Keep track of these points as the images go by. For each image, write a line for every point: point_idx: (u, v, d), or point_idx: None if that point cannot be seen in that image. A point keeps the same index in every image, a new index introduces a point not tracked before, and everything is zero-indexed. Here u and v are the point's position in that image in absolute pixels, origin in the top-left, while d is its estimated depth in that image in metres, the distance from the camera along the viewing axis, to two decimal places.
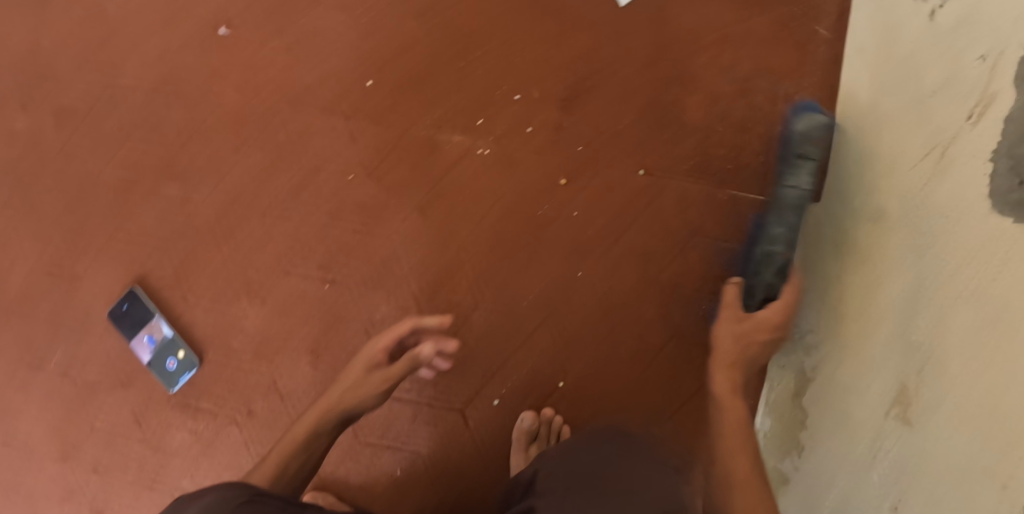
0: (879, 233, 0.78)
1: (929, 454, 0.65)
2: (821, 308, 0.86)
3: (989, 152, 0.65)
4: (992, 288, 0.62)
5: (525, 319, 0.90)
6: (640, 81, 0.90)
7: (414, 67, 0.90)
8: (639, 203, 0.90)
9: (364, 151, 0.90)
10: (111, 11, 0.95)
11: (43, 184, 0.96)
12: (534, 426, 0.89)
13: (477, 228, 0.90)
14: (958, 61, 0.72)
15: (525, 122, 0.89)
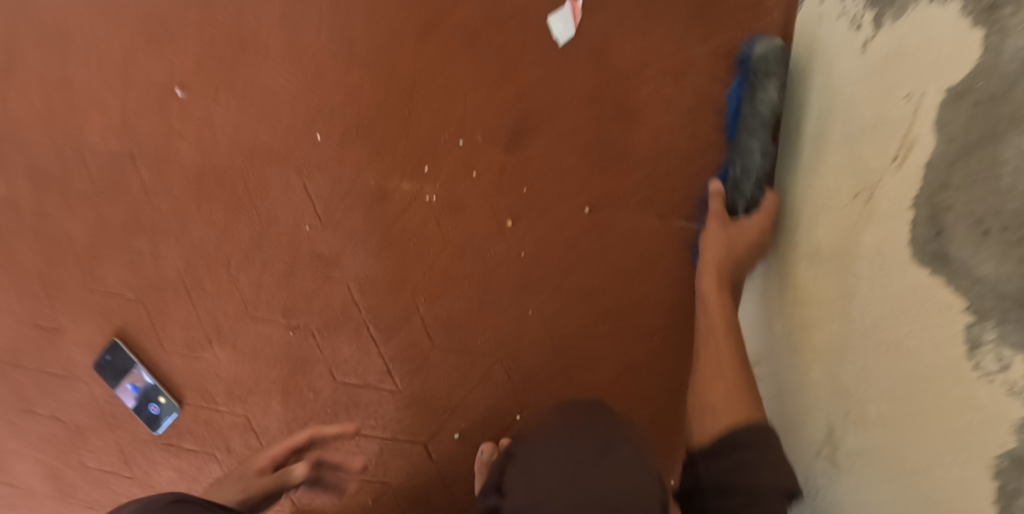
0: (815, 272, 0.80)
1: (856, 495, 0.69)
2: (773, 335, 0.89)
3: (907, 202, 0.66)
4: (905, 343, 0.64)
5: (480, 356, 0.93)
6: (581, 119, 0.91)
7: (361, 117, 0.93)
8: (587, 240, 0.91)
9: (317, 202, 0.93)
10: (74, 75, 0.99)
11: (25, 242, 1.02)
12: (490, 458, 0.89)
13: (428, 271, 0.93)
14: (886, 99, 0.71)
15: (471, 166, 0.92)
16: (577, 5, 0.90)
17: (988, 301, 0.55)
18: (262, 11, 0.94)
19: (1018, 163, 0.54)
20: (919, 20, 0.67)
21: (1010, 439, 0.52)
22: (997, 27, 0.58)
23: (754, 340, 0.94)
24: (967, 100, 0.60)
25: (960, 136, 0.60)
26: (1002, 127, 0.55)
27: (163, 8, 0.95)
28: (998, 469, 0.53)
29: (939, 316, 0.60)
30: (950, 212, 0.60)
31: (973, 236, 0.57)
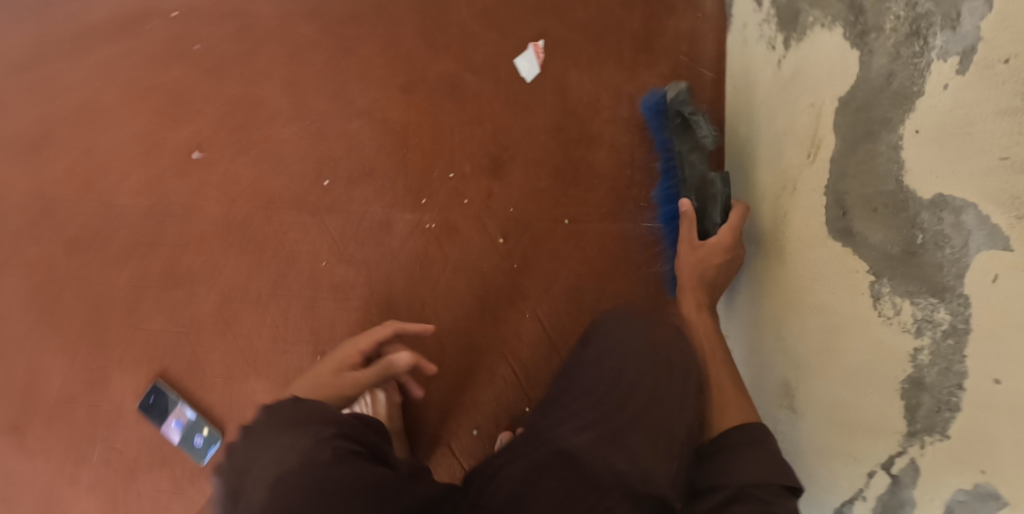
0: (762, 258, 0.97)
1: (808, 433, 0.86)
2: (737, 310, 1.05)
3: (819, 191, 0.83)
4: (830, 304, 0.81)
5: (487, 356, 1.05)
6: (552, 144, 1.07)
7: (365, 159, 1.06)
8: (568, 246, 1.06)
9: (332, 238, 1.06)
10: (99, 147, 1.11)
11: (65, 301, 1.11)
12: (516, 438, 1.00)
13: (433, 287, 1.05)
14: (795, 110, 0.89)
15: (461, 195, 1.06)
16: (539, 48, 1.07)
17: (881, 263, 0.73)
18: (267, 76, 1.08)
19: (890, 156, 0.71)
20: (813, 44, 0.85)
21: (908, 366, 0.69)
22: (866, 50, 0.75)
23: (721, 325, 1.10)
24: (852, 106, 0.77)
25: (849, 136, 0.77)
26: (877, 129, 0.73)
27: (179, 82, 1.10)
28: (902, 391, 0.70)
29: (850, 279, 0.78)
30: (849, 196, 0.77)
31: (867, 214, 0.75)
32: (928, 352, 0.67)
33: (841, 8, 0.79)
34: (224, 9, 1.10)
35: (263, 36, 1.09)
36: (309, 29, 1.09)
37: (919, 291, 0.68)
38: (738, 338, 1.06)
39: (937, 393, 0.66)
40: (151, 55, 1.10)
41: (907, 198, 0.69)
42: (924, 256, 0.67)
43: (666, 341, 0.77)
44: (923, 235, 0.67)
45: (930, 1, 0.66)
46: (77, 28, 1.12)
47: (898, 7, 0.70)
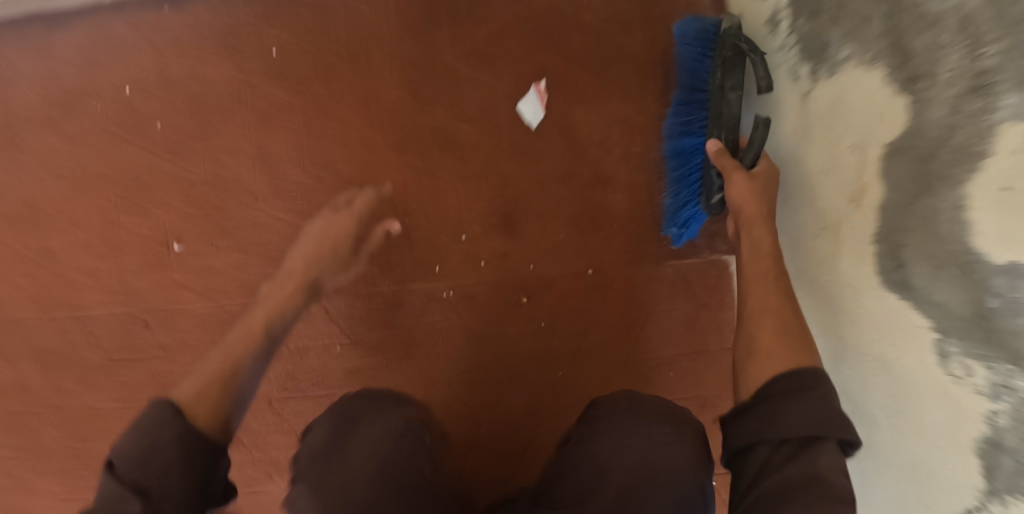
0: (808, 293, 0.95)
1: (877, 478, 0.86)
2: None
3: (868, 239, 0.80)
4: (890, 355, 0.79)
5: (521, 422, 1.01)
6: (567, 191, 1.00)
7: (365, 231, 0.98)
8: (594, 298, 1.01)
9: (341, 322, 0.99)
10: (56, 249, 0.98)
11: (46, 422, 1.00)
12: None
13: (457, 360, 1.00)
14: (833, 147, 0.85)
15: (476, 258, 0.99)
16: (540, 89, 0.98)
17: (949, 322, 0.70)
18: (237, 150, 0.97)
19: (954, 215, 0.68)
20: (849, 82, 0.81)
21: (985, 427, 0.68)
22: (918, 97, 0.71)
23: None
24: (906, 155, 0.73)
25: (903, 187, 0.74)
26: (935, 185, 0.70)
27: (137, 167, 0.97)
28: (979, 450, 0.69)
29: (911, 334, 0.75)
30: (906, 248, 0.74)
31: (930, 271, 0.71)
32: (1006, 417, 0.65)
33: (884, 46, 0.75)
34: (176, 77, 0.97)
35: (227, 104, 0.97)
36: (277, 91, 0.97)
37: (994, 356, 0.66)
38: None
39: (1019, 457, 0.64)
40: (99, 137, 0.98)
41: (976, 259, 0.66)
42: (996, 321, 0.64)
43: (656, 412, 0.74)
44: (997, 300, 0.64)
45: (995, 57, 0.62)
46: (4, 113, 0.98)
47: (958, 57, 0.66)
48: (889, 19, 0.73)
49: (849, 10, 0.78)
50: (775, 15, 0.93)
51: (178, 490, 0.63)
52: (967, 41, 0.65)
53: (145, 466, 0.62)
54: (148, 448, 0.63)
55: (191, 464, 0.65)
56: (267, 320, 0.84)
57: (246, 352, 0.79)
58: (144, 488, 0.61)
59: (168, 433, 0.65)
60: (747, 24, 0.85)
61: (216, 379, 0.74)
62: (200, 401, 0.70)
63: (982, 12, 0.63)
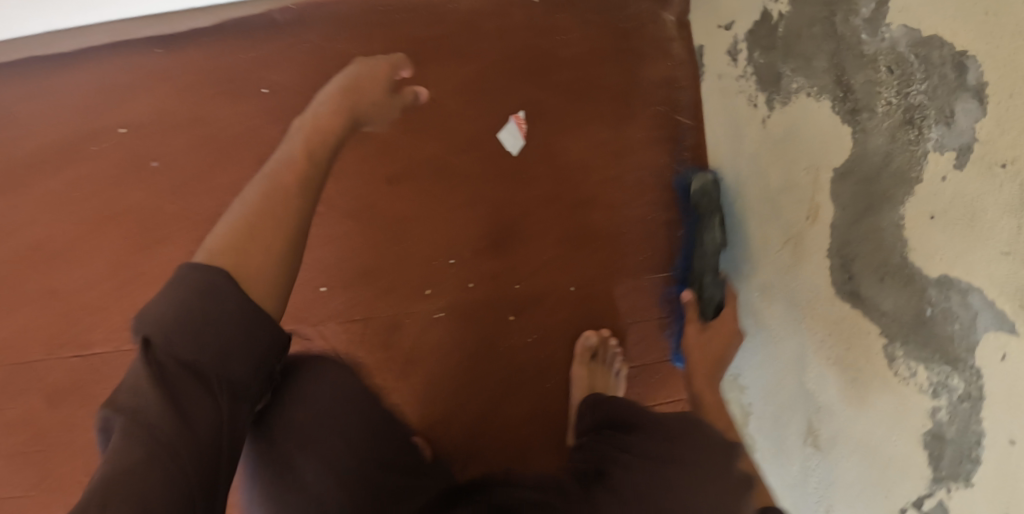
0: (767, 302, 1.00)
1: (835, 473, 0.91)
2: (745, 348, 1.07)
3: (824, 253, 0.88)
4: (846, 358, 0.87)
5: (513, 433, 1.06)
6: (550, 213, 1.07)
7: (363, 259, 1.04)
8: (577, 313, 1.07)
9: (340, 348, 1.03)
10: (65, 289, 1.02)
11: (55, 458, 1.02)
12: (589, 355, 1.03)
13: (451, 376, 1.06)
14: (789, 169, 0.92)
15: (465, 280, 1.05)
16: (520, 120, 1.06)
17: (893, 328, 0.79)
18: (238, 189, 1.02)
19: (894, 233, 0.77)
20: (800, 111, 0.88)
21: (928, 421, 0.76)
22: (860, 127, 0.79)
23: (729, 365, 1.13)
24: (851, 179, 0.82)
25: (851, 207, 0.82)
26: (878, 206, 0.78)
27: (140, 207, 1.02)
28: (925, 442, 0.77)
29: (863, 337, 0.84)
30: (856, 262, 0.82)
31: (876, 282, 0.80)
32: (946, 411, 0.74)
33: (828, 81, 0.83)
34: (176, 120, 1.02)
35: (227, 144, 1.02)
36: (275, 131, 1.02)
37: (932, 359, 0.74)
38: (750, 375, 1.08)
39: (958, 445, 0.73)
40: (104, 181, 1.02)
41: (913, 272, 0.75)
42: (935, 326, 0.73)
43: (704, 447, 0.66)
44: (932, 308, 0.73)
45: (922, 93, 0.71)
46: (8, 161, 1.02)
47: (889, 93, 0.75)
48: (833, 57, 0.82)
49: (798, 46, 0.87)
50: (734, 47, 0.99)
51: (242, 374, 0.57)
52: (896, 80, 0.74)
53: (208, 312, 0.56)
54: (202, 317, 0.55)
55: (259, 338, 0.58)
56: (315, 147, 0.73)
57: (300, 211, 0.65)
58: (202, 367, 0.55)
59: (231, 303, 0.57)
60: (708, 195, 1.04)
61: (278, 234, 0.62)
62: (233, 259, 0.59)
63: (909, 56, 0.72)
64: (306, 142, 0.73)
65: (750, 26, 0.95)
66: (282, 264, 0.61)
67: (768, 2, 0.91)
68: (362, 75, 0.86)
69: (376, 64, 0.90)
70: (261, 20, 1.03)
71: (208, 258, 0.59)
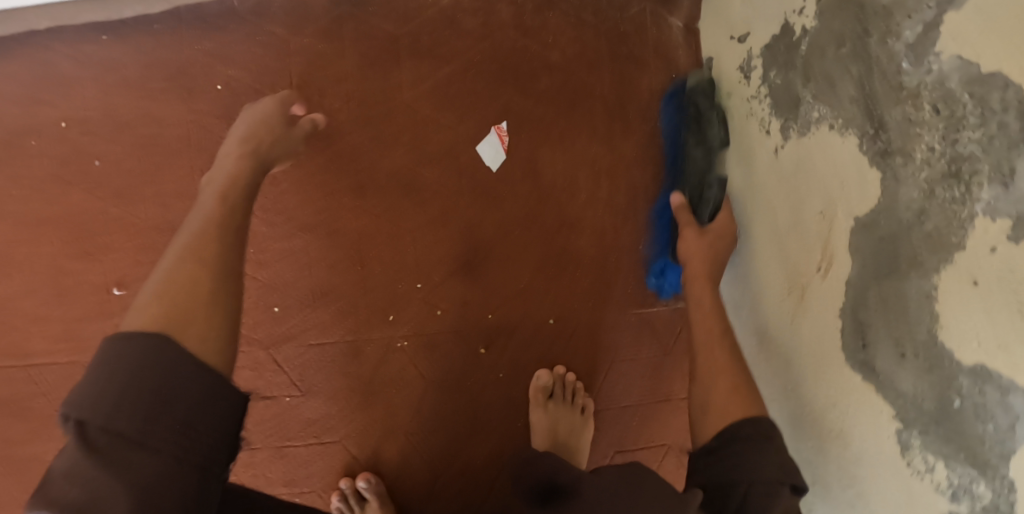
0: (769, 352, 0.89)
1: None
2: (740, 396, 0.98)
3: (833, 311, 0.76)
4: (850, 435, 0.75)
5: (480, 470, 0.98)
6: (530, 236, 0.97)
7: (321, 277, 0.94)
8: (555, 346, 0.98)
9: (294, 372, 0.95)
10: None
11: None
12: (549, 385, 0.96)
13: (414, 409, 0.97)
14: (801, 209, 0.80)
15: (434, 306, 0.96)
16: (502, 131, 0.96)
17: (912, 414, 0.67)
18: (187, 195, 0.93)
19: (921, 303, 0.65)
20: (818, 144, 0.76)
21: None
22: (889, 173, 0.67)
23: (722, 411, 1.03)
24: (873, 233, 0.70)
25: (870, 265, 0.70)
26: (904, 269, 0.66)
27: (81, 209, 0.94)
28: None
29: (871, 415, 0.72)
30: (871, 328, 0.71)
31: (893, 356, 0.68)
32: None
33: (856, 113, 0.71)
34: (122, 117, 0.93)
35: (176, 145, 0.93)
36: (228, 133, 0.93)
37: (954, 457, 0.63)
38: None
39: None
40: (43, 180, 0.93)
41: (941, 353, 0.63)
42: (961, 420, 0.62)
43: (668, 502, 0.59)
44: (961, 400, 0.61)
45: (976, 143, 0.58)
46: None
47: (932, 137, 0.62)
48: (862, 86, 0.69)
49: (821, 69, 0.74)
50: (747, 63, 0.87)
51: (203, 446, 0.55)
52: (943, 122, 0.61)
53: (157, 385, 0.53)
54: (158, 389, 0.53)
55: (216, 409, 0.56)
56: (234, 204, 0.71)
57: (223, 260, 0.64)
58: (155, 444, 0.52)
59: (181, 372, 0.55)
60: (699, 94, 0.93)
61: (208, 285, 0.61)
62: (176, 317, 0.57)
63: (961, 94, 0.59)
64: (217, 200, 0.71)
65: (768, 41, 0.83)
66: (223, 311, 0.61)
67: (790, 13, 0.79)
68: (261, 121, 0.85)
69: (264, 101, 0.88)
70: (219, 9, 0.94)
71: (150, 320, 0.57)
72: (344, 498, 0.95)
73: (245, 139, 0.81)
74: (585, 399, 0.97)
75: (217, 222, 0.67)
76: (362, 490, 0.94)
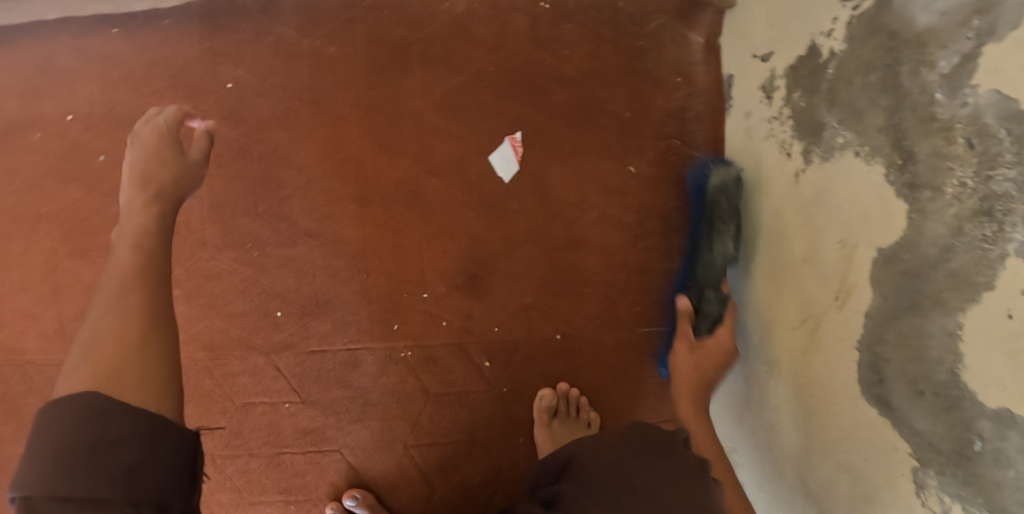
0: (777, 381, 0.87)
1: None
2: (743, 425, 0.95)
3: (849, 342, 0.74)
4: (861, 469, 0.73)
5: (477, 489, 0.96)
6: (538, 252, 0.94)
7: (322, 286, 0.92)
8: (559, 364, 0.96)
9: (292, 380, 0.93)
10: None
11: None
12: (552, 402, 0.94)
13: (412, 423, 0.95)
14: (819, 237, 0.78)
15: (438, 317, 0.94)
16: (515, 142, 0.93)
17: (929, 453, 0.65)
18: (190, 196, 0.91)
19: (944, 342, 0.63)
20: (841, 171, 0.74)
21: None
22: (916, 206, 0.65)
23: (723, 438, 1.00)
24: (896, 266, 0.67)
25: (891, 298, 0.68)
26: (927, 306, 0.64)
27: (80, 206, 0.91)
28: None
29: (885, 452, 0.70)
30: (889, 364, 0.69)
31: (910, 393, 0.66)
32: None
33: (883, 141, 0.69)
34: (125, 113, 0.91)
35: None
36: (232, 133, 0.90)
37: (972, 500, 0.61)
38: (744, 452, 0.95)
39: None
40: (44, 175, 0.91)
41: (963, 395, 0.61)
42: (980, 465, 0.60)
43: None
44: (982, 443, 0.59)
45: (1010, 180, 0.56)
46: None
47: (964, 173, 0.60)
48: (891, 114, 0.67)
49: (847, 94, 0.73)
50: (770, 82, 0.85)
51: (161, 488, 0.46)
52: (976, 158, 0.59)
53: (91, 438, 0.44)
54: (94, 438, 0.44)
55: (164, 446, 0.46)
56: (144, 229, 0.59)
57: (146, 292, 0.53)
58: (104, 500, 0.43)
59: (115, 418, 0.45)
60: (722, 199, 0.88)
61: (137, 325, 0.50)
62: (109, 375, 0.47)
63: (997, 129, 0.57)
64: (133, 226, 0.59)
65: (792, 62, 0.81)
66: (162, 342, 0.50)
67: (817, 34, 0.77)
68: (154, 133, 0.67)
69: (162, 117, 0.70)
70: (229, 7, 0.92)
71: (81, 380, 0.46)
72: None
73: (141, 184, 0.63)
74: (590, 414, 0.95)
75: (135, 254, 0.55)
76: (352, 507, 0.92)
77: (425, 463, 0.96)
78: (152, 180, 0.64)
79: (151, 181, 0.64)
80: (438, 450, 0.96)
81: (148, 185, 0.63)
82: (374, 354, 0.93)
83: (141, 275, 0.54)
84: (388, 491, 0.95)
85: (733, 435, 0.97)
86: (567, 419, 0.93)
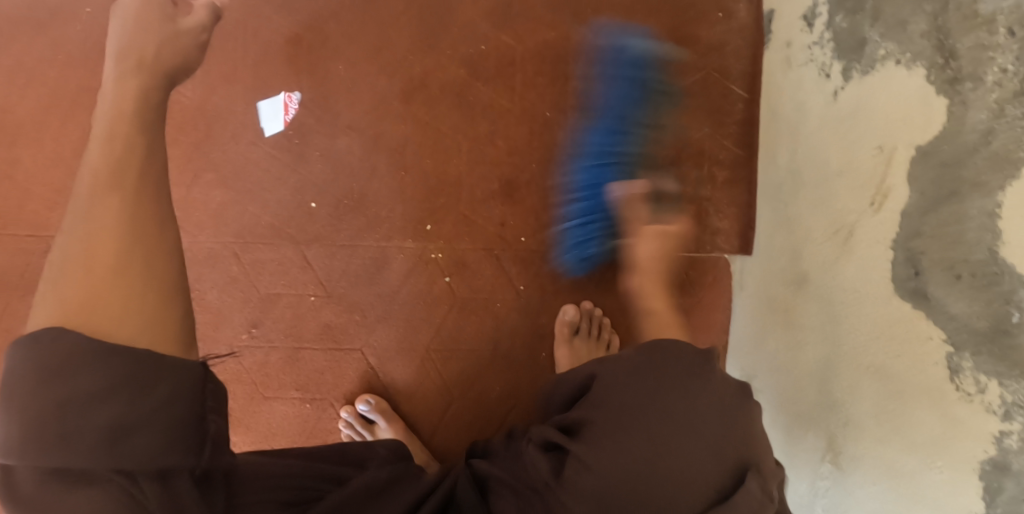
0: (806, 297, 0.88)
1: (858, 496, 0.77)
2: (768, 351, 0.96)
3: (883, 245, 0.74)
4: (894, 366, 0.72)
5: (497, 401, 0.95)
6: (577, 165, 0.96)
7: (360, 180, 0.93)
8: (588, 282, 0.96)
9: (321, 273, 0.93)
10: (24, 162, 0.91)
11: None
12: (575, 320, 0.93)
13: (436, 327, 0.94)
14: (857, 147, 0.79)
15: (473, 222, 0.94)
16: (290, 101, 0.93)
17: (964, 335, 0.63)
18: (235, 79, 0.92)
19: (982, 222, 0.61)
20: (882, 81, 0.75)
21: (991, 447, 0.60)
22: (958, 99, 0.64)
23: (741, 365, 1.03)
24: (935, 159, 0.67)
25: (929, 191, 0.67)
26: (966, 189, 0.62)
27: None
28: (982, 472, 0.61)
29: (920, 345, 0.69)
30: (925, 255, 0.68)
31: (947, 279, 0.64)
32: (1018, 438, 0.58)
33: (926, 46, 0.68)
34: None
35: (231, 29, 0.92)
36: (285, 23, 0.93)
37: (1008, 373, 0.58)
38: (767, 380, 0.97)
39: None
40: (88, 49, 0.92)
41: (1000, 270, 0.59)
42: (1019, 337, 0.57)
43: (683, 452, 0.60)
44: (1020, 314, 0.57)
45: None
46: None
47: (1005, 59, 0.58)
48: (935, 17, 0.66)
49: (889, 6, 0.72)
50: (811, 11, 0.87)
51: (151, 453, 0.48)
52: (1017, 44, 0.57)
53: (60, 397, 0.45)
54: (58, 404, 0.45)
55: (149, 399, 0.48)
56: (125, 148, 0.54)
57: (136, 210, 0.52)
58: (86, 470, 0.45)
59: (86, 372, 0.46)
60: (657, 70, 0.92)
61: (117, 253, 0.50)
62: (80, 308, 0.48)
63: None
64: (106, 143, 0.54)
65: None
66: (162, 279, 0.52)
67: None
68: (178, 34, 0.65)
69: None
70: None
71: (52, 315, 0.47)
72: (348, 420, 0.93)
73: (122, 55, 0.60)
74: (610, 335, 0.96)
75: (115, 177, 0.53)
76: (364, 412, 0.91)
77: (445, 373, 0.95)
78: (141, 57, 0.60)
79: (135, 57, 0.60)
80: (461, 360, 0.95)
81: (143, 68, 0.60)
82: (407, 254, 0.94)
83: (131, 198, 0.53)
84: (407, 397, 0.94)
85: (755, 361, 0.99)
86: (588, 337, 0.94)
